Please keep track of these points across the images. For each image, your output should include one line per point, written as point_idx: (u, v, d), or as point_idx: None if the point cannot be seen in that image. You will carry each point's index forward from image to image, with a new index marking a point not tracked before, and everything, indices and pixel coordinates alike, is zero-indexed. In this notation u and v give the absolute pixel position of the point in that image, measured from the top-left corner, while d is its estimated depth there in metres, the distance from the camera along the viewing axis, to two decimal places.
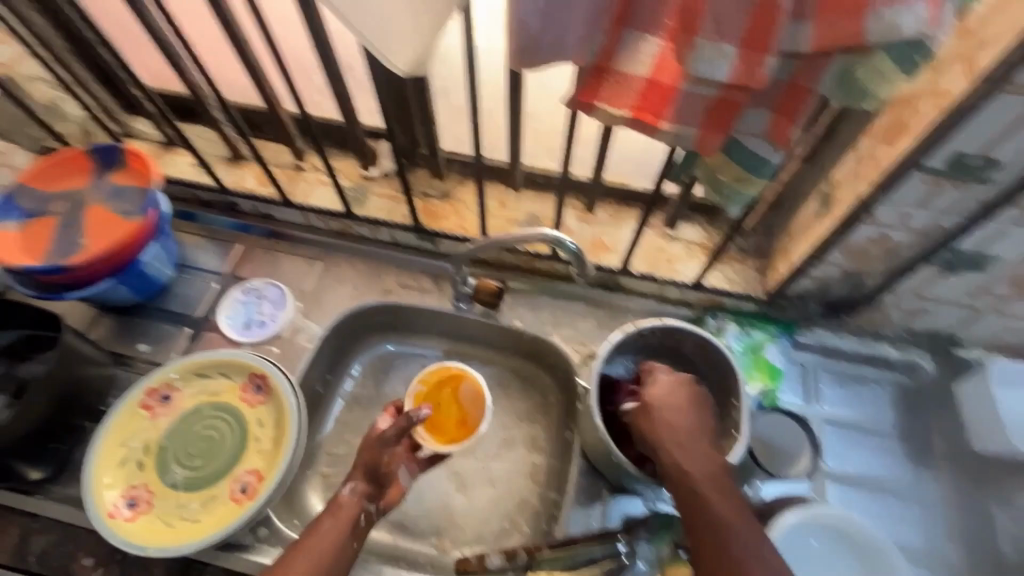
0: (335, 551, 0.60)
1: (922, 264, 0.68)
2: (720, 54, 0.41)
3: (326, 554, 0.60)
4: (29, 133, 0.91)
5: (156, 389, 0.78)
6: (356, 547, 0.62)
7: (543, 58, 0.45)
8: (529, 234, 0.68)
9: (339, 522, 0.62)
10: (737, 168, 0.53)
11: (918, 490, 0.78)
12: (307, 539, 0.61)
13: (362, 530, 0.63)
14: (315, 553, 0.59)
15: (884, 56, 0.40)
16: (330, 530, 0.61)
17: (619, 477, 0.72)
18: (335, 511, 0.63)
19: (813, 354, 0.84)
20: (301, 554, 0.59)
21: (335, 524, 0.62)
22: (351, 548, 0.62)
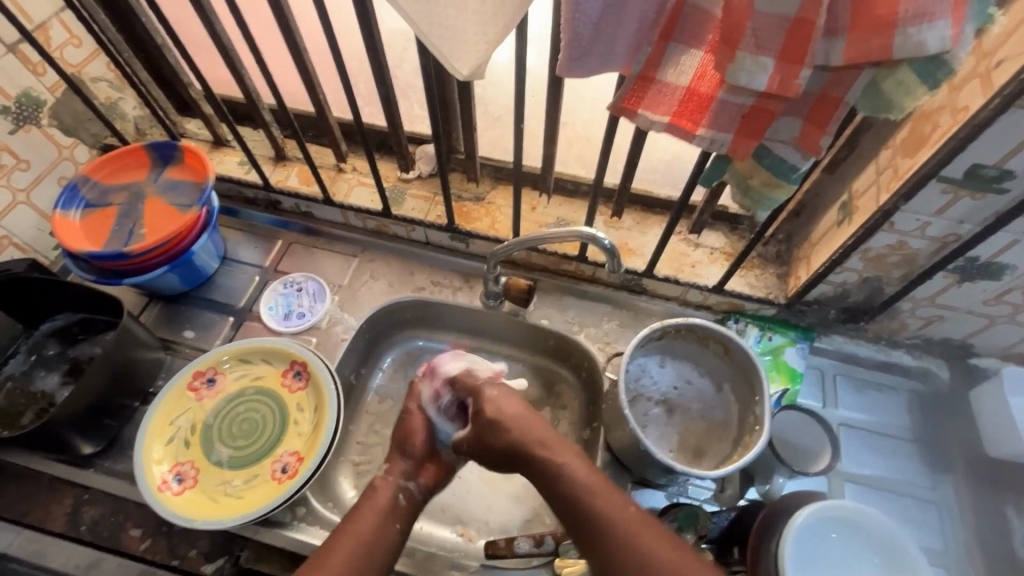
0: (380, 527, 0.66)
1: (939, 272, 0.71)
2: (759, 66, 0.45)
3: (371, 532, 0.65)
4: (90, 130, 0.96)
5: (203, 372, 0.83)
6: (398, 528, 0.68)
7: (594, 66, 0.50)
8: (564, 233, 0.72)
9: (376, 506, 0.68)
10: (766, 172, 0.57)
11: (935, 493, 0.81)
12: (352, 516, 0.67)
13: (400, 511, 0.69)
14: (364, 528, 0.65)
15: (909, 70, 0.44)
16: (369, 512, 0.67)
17: (644, 470, 0.76)
18: (372, 493, 0.70)
19: (830, 360, 0.89)
20: (351, 529, 0.65)
21: (375, 504, 0.68)
22: (393, 527, 0.67)
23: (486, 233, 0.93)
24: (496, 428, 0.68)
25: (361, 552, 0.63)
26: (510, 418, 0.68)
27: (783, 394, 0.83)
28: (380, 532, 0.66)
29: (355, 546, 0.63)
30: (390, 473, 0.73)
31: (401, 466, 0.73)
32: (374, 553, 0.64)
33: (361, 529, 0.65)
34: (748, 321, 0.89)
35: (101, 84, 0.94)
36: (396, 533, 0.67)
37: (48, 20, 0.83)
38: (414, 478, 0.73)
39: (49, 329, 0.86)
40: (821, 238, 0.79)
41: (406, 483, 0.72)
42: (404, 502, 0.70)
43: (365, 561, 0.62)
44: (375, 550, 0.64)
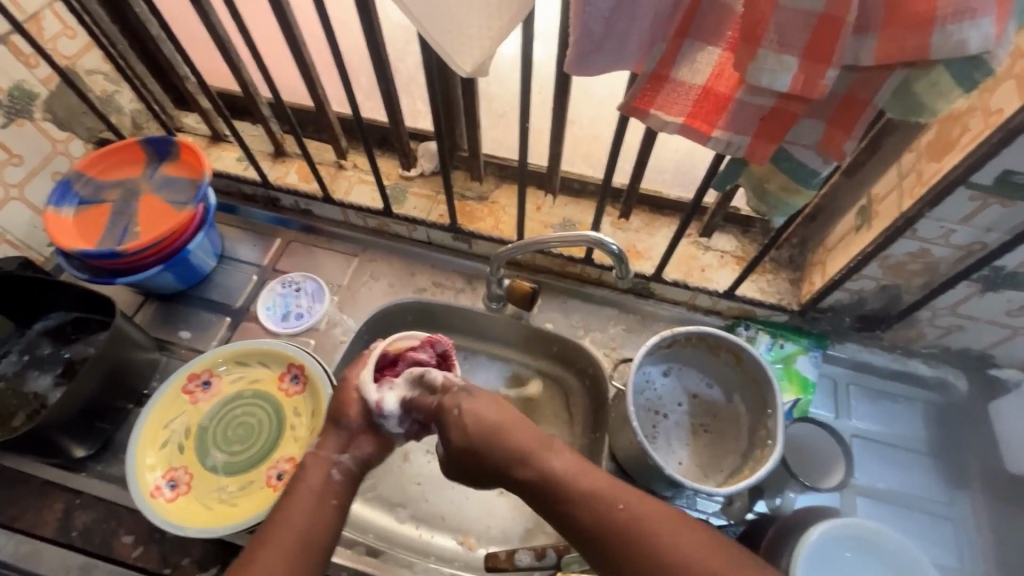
0: (315, 511, 0.60)
1: (962, 282, 0.68)
2: (782, 66, 0.42)
3: (303, 513, 0.59)
4: (86, 124, 0.94)
5: (198, 375, 0.81)
6: (334, 505, 0.62)
7: (605, 64, 0.47)
8: (570, 236, 0.69)
9: (310, 488, 0.62)
10: (784, 177, 0.54)
11: (951, 508, 0.78)
12: (282, 501, 0.61)
13: (336, 487, 0.63)
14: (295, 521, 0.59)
15: (944, 70, 0.41)
16: (302, 496, 0.61)
17: (650, 482, 0.73)
18: (298, 475, 0.63)
19: (843, 369, 0.86)
20: (284, 517, 0.59)
21: (307, 485, 0.62)
22: (327, 508, 0.61)
23: (489, 234, 0.90)
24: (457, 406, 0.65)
25: (291, 540, 0.57)
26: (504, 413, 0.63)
27: (795, 404, 0.80)
28: (314, 511, 0.60)
29: (284, 540, 0.57)
30: (322, 448, 0.66)
31: (334, 440, 0.66)
32: (310, 538, 0.58)
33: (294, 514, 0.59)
34: (759, 327, 0.86)
35: (96, 76, 0.91)
36: (334, 512, 0.61)
37: (40, 11, 0.80)
38: (348, 450, 0.66)
39: (42, 328, 0.84)
40: (837, 243, 0.76)
41: (340, 458, 0.65)
42: (338, 478, 0.64)
43: (298, 553, 0.57)
44: (308, 535, 0.58)
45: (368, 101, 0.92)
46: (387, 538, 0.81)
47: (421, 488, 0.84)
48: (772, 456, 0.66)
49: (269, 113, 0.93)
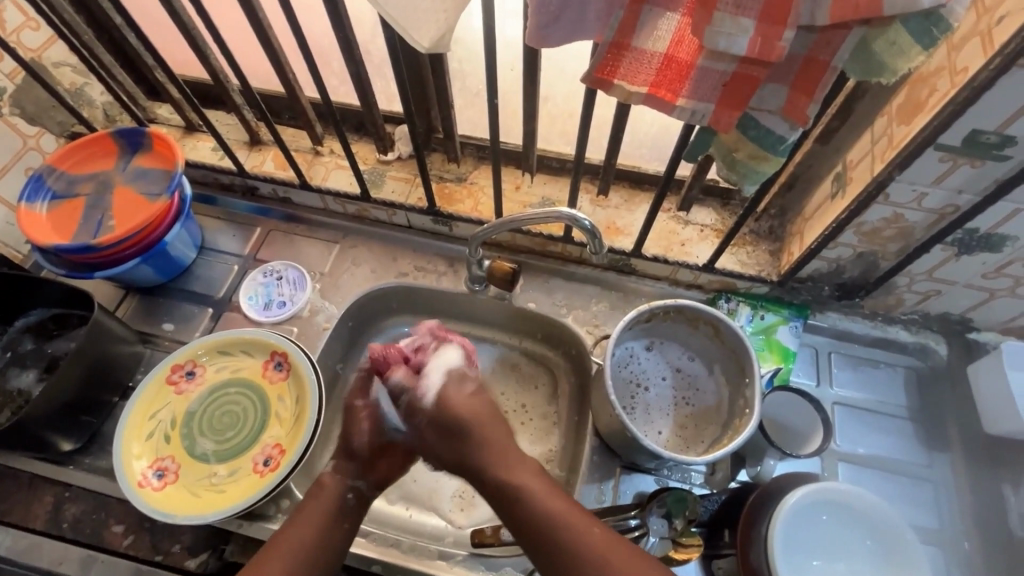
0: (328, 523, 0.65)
1: (936, 246, 0.68)
2: (739, 28, 0.41)
3: (318, 530, 0.64)
4: (57, 118, 0.92)
5: (181, 365, 0.81)
6: (345, 528, 0.66)
7: (561, 35, 0.47)
8: (543, 213, 0.68)
9: (321, 506, 0.65)
10: (751, 144, 0.53)
11: (931, 470, 0.79)
12: (307, 507, 0.65)
13: (350, 510, 0.67)
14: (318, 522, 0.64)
15: (901, 27, 0.41)
16: (313, 511, 0.65)
17: (632, 455, 0.75)
18: (318, 493, 0.67)
19: (825, 338, 0.86)
20: (308, 510, 0.65)
21: (320, 507, 0.65)
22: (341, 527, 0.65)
23: (468, 215, 0.90)
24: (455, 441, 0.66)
25: (304, 541, 0.62)
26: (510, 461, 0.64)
27: (775, 373, 0.81)
28: (325, 533, 0.64)
29: (293, 549, 0.61)
30: (338, 471, 0.69)
31: (350, 465, 0.69)
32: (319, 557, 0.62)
33: (314, 522, 0.64)
34: (740, 299, 0.86)
35: (64, 69, 0.90)
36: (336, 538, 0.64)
37: (0, 2, 0.79)
38: (363, 475, 0.69)
39: (23, 325, 0.84)
40: (813, 212, 0.76)
41: (354, 481, 0.68)
42: (353, 501, 0.67)
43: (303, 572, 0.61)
44: (317, 550, 0.62)
45: (340, 85, 0.91)
46: (377, 518, 0.83)
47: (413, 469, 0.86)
48: (750, 426, 0.67)
49: (241, 101, 0.92)
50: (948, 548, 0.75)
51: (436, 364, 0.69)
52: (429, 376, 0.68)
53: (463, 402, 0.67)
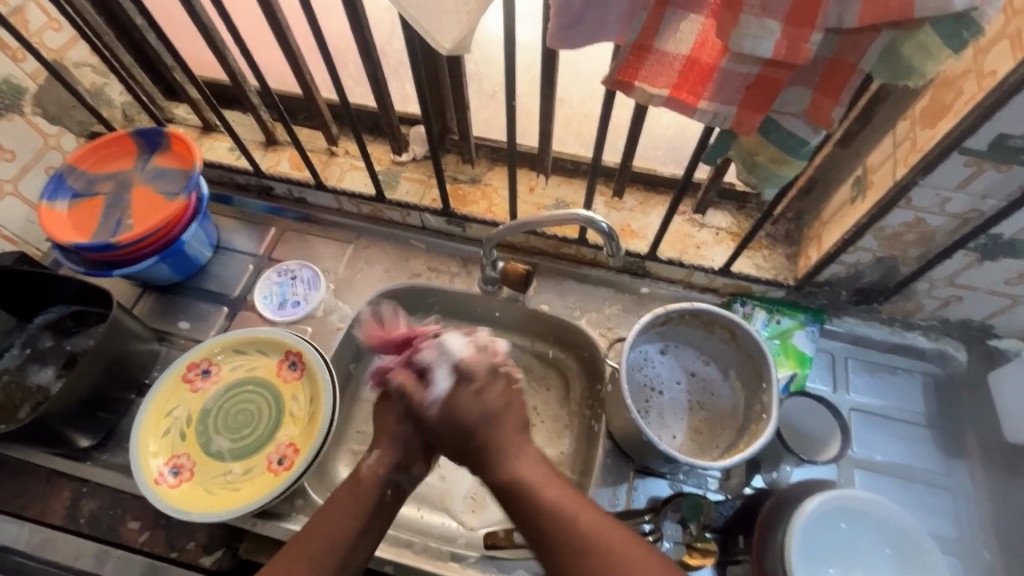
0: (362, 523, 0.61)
1: (959, 251, 0.67)
2: (765, 30, 0.41)
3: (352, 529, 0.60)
4: (77, 118, 0.93)
5: (197, 363, 0.82)
6: (377, 528, 0.63)
7: (583, 37, 0.46)
8: (559, 215, 0.68)
9: (358, 499, 0.62)
10: (772, 147, 0.53)
11: (949, 479, 0.78)
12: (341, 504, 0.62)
13: (385, 507, 0.64)
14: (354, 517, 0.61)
15: (931, 30, 0.40)
16: (346, 503, 0.62)
17: (647, 459, 0.74)
18: (355, 485, 0.63)
19: (842, 343, 0.85)
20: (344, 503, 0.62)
21: (356, 501, 0.62)
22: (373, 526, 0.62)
23: (482, 217, 0.90)
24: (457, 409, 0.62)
25: (337, 539, 0.59)
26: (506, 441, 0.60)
27: (791, 379, 0.80)
28: (360, 532, 0.61)
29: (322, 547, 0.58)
30: (380, 461, 0.65)
31: (390, 455, 0.65)
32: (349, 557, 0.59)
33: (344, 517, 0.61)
34: (756, 303, 0.86)
35: (85, 69, 0.91)
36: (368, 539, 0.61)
37: (24, 4, 0.80)
38: (404, 470, 0.66)
39: (43, 322, 0.85)
40: (832, 217, 0.76)
41: (394, 476, 0.65)
42: (390, 498, 0.64)
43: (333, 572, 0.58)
44: (348, 554, 0.59)
45: (355, 86, 0.92)
46: (390, 519, 0.83)
47: (425, 471, 0.87)
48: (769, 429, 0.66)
49: (258, 101, 0.92)
50: (967, 558, 0.74)
51: (445, 369, 0.63)
52: (437, 380, 0.62)
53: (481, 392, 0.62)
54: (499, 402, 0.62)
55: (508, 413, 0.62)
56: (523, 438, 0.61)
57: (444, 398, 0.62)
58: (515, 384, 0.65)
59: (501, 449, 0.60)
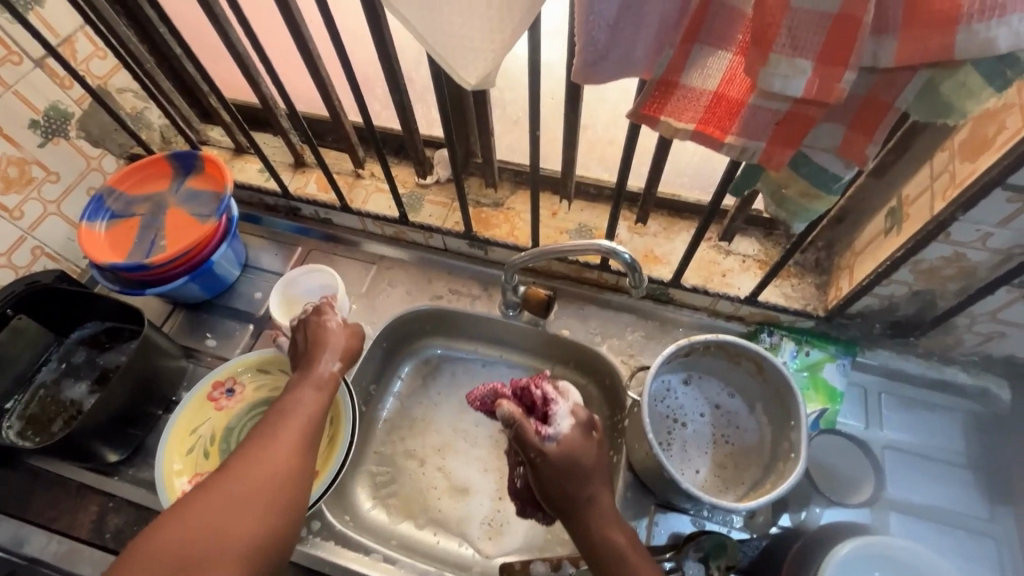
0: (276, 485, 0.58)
1: (1002, 288, 0.64)
2: (795, 70, 0.40)
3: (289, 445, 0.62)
4: (118, 140, 0.97)
5: (222, 382, 0.83)
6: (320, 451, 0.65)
7: (609, 74, 0.46)
8: (582, 245, 0.68)
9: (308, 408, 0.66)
10: (802, 182, 0.52)
11: (992, 525, 0.74)
12: (263, 442, 0.61)
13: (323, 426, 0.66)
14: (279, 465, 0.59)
15: (972, 69, 0.39)
16: (292, 418, 0.64)
17: (669, 494, 0.72)
18: (295, 402, 0.66)
19: (875, 376, 0.82)
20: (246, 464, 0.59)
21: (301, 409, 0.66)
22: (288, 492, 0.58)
23: (505, 240, 0.90)
24: (564, 470, 0.60)
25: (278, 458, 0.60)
26: (596, 497, 0.61)
27: (821, 415, 0.77)
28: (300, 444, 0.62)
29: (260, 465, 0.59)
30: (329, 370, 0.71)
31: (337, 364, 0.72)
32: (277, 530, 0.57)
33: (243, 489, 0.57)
34: (784, 334, 0.83)
35: (127, 94, 0.95)
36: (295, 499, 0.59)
37: (73, 34, 0.85)
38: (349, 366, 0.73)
39: (79, 337, 0.88)
40: (864, 247, 0.73)
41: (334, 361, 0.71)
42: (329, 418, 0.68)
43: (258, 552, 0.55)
44: (294, 468, 0.60)
45: (380, 110, 0.93)
46: (407, 545, 0.83)
47: (442, 495, 0.86)
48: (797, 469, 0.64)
49: (288, 125, 0.95)
50: None
51: (563, 410, 0.64)
52: (555, 423, 0.62)
53: (585, 446, 0.62)
54: (592, 461, 0.61)
55: (598, 471, 0.62)
56: (608, 498, 0.61)
57: (561, 440, 0.61)
58: (601, 441, 0.64)
59: (592, 510, 0.60)
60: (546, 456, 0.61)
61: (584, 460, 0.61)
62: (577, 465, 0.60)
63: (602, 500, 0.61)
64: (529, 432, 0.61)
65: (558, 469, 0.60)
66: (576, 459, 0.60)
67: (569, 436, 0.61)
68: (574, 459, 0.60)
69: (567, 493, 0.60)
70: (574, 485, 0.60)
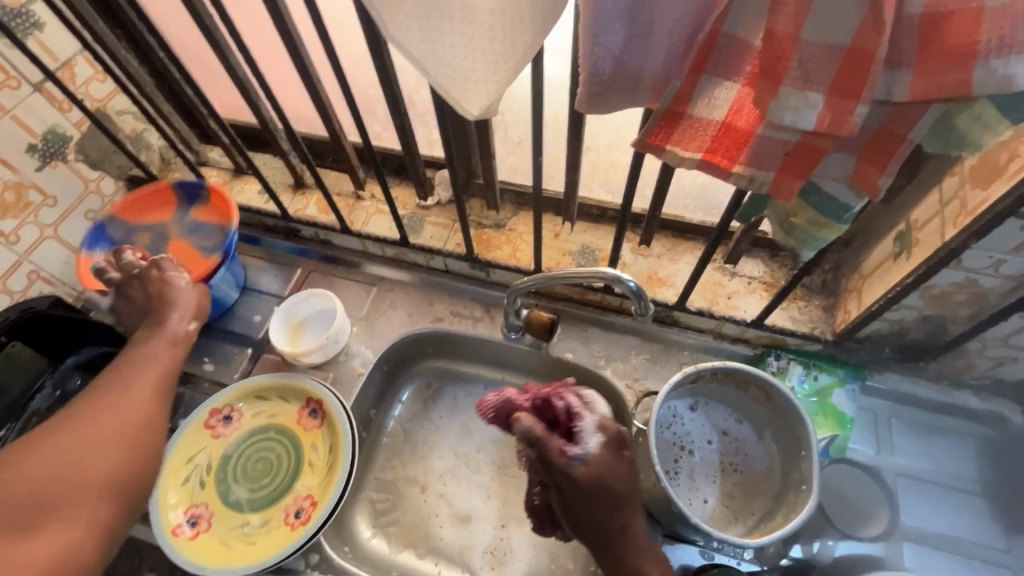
0: (129, 434, 0.54)
1: (1015, 314, 0.63)
2: (806, 102, 0.39)
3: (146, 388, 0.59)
4: (117, 163, 0.97)
5: (219, 410, 0.82)
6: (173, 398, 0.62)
7: (614, 105, 0.45)
8: (585, 272, 0.67)
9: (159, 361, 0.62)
10: (812, 212, 0.51)
11: (1009, 555, 0.72)
12: (111, 387, 0.58)
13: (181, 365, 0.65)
14: (121, 414, 0.55)
15: (987, 103, 0.38)
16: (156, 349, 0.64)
17: (677, 526, 0.70)
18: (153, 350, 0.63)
19: (885, 402, 0.80)
20: (92, 417, 0.54)
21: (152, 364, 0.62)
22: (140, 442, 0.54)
23: (507, 262, 0.89)
24: (596, 500, 0.59)
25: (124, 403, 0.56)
26: (631, 525, 0.61)
27: (831, 441, 0.76)
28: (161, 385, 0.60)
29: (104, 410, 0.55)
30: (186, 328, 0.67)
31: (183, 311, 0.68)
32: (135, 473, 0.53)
33: (92, 438, 0.52)
34: (791, 357, 0.81)
35: (126, 116, 0.95)
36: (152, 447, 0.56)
37: (72, 57, 0.84)
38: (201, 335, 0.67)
39: (74, 363, 0.87)
40: (872, 271, 0.72)
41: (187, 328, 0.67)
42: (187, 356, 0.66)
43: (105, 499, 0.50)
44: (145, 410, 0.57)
45: (380, 131, 0.93)
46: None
47: (443, 523, 0.85)
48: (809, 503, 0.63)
49: (288, 146, 0.94)
50: None
51: (590, 425, 0.61)
52: (585, 442, 0.60)
53: (619, 474, 0.60)
54: (624, 484, 0.60)
55: (632, 497, 0.61)
56: (640, 524, 0.62)
57: (589, 462, 0.59)
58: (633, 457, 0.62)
59: (625, 537, 0.61)
60: (575, 482, 0.59)
61: (616, 486, 0.59)
62: (609, 489, 0.59)
63: (636, 525, 0.61)
64: (555, 453, 0.60)
65: (591, 497, 0.59)
66: (611, 488, 0.59)
67: (593, 462, 0.59)
68: (608, 488, 0.59)
69: (599, 519, 0.60)
70: (608, 516, 0.60)
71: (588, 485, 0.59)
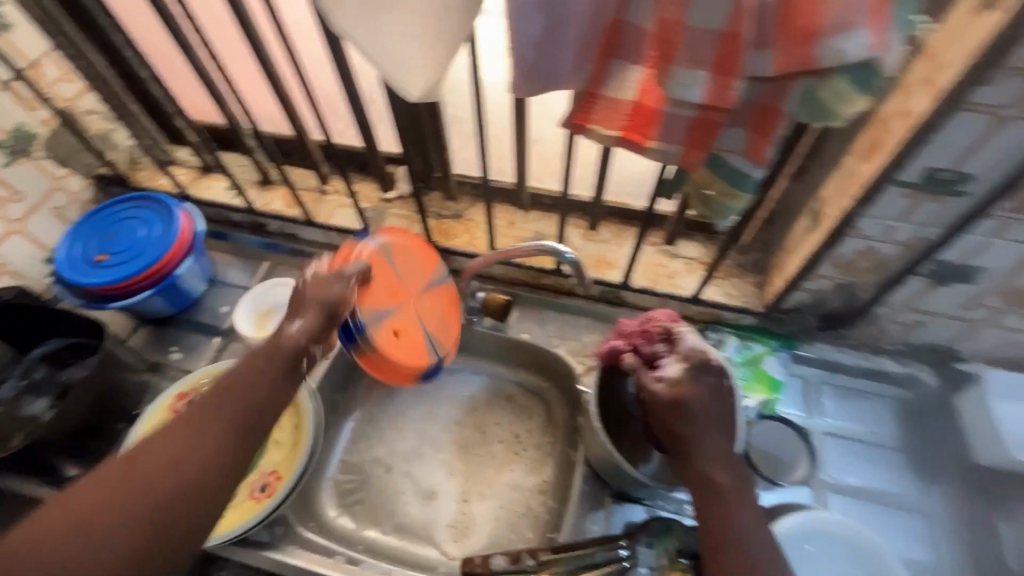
0: (160, 509, 0.52)
1: (910, 277, 0.71)
2: (694, 79, 0.46)
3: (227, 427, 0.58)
4: (85, 161, 1.00)
5: (185, 394, 0.84)
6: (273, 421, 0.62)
7: (538, 86, 0.51)
8: (528, 246, 0.72)
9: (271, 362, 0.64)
10: (721, 181, 0.57)
11: (922, 502, 0.79)
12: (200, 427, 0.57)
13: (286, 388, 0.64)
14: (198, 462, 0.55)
15: (841, 77, 0.45)
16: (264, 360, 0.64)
17: (623, 484, 0.75)
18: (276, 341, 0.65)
19: (815, 369, 0.87)
20: (152, 471, 0.53)
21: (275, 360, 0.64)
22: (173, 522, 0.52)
23: (465, 249, 0.95)
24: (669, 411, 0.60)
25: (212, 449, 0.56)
26: (705, 440, 0.59)
27: (763, 403, 0.81)
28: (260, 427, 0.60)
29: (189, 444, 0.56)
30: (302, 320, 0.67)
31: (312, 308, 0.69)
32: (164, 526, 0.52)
33: (131, 503, 0.51)
34: (727, 330, 0.88)
35: (93, 116, 0.96)
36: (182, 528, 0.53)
37: (40, 57, 0.87)
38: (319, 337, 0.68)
39: (39, 353, 0.88)
40: (792, 246, 0.80)
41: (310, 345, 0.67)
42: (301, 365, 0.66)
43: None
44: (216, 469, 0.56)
45: (342, 128, 0.98)
46: (372, 549, 0.84)
47: (406, 498, 0.88)
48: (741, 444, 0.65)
49: (254, 144, 0.99)
50: None
51: (672, 360, 0.64)
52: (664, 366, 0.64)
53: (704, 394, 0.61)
54: (703, 403, 0.60)
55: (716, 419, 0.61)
56: (718, 442, 0.60)
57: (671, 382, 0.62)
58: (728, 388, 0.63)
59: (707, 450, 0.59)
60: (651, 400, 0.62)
61: (698, 405, 0.60)
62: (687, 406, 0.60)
63: (717, 445, 0.60)
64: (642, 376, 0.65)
65: (677, 409, 0.60)
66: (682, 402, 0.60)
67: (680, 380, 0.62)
68: (682, 403, 0.60)
69: (676, 431, 0.60)
70: (682, 430, 0.60)
71: (669, 400, 0.61)
